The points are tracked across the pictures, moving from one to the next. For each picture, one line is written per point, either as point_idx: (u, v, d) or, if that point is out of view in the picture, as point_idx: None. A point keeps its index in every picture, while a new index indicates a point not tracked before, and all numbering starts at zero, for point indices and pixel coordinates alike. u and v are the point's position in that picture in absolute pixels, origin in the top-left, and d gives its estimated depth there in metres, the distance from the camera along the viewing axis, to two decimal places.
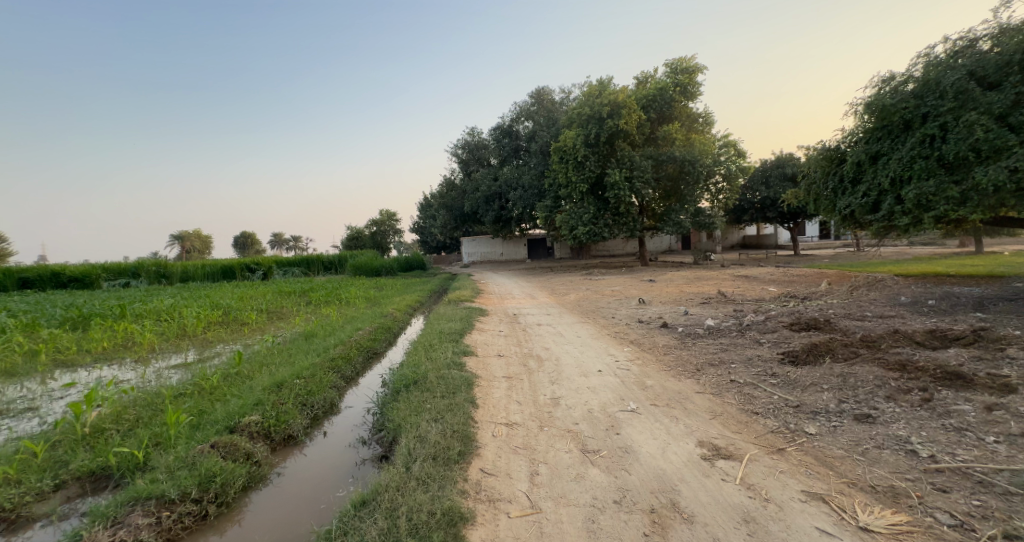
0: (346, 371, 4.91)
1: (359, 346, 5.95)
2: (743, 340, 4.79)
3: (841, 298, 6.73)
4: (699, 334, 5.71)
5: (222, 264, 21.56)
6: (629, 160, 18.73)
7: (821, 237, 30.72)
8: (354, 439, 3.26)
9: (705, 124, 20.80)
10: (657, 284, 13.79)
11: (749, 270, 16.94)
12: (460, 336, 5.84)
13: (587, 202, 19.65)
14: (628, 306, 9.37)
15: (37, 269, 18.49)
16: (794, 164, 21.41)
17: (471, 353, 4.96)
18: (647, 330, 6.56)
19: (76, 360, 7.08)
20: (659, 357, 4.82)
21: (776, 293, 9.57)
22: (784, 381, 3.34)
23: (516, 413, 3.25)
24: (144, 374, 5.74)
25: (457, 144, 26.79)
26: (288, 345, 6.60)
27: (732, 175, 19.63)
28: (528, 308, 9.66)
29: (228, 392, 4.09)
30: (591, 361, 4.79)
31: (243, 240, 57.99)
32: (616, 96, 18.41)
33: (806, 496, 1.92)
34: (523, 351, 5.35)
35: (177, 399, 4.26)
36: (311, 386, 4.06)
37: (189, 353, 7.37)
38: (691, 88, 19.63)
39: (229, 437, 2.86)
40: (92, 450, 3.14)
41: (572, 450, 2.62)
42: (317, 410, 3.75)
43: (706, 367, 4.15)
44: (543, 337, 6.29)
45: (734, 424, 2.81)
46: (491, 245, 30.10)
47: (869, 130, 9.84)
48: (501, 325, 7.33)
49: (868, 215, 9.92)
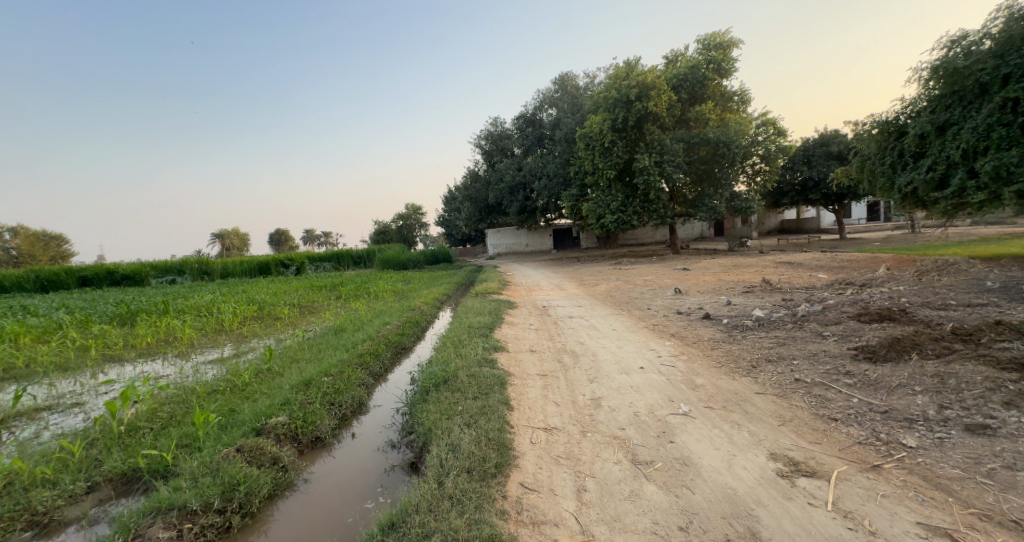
0: (375, 367, 4.78)
1: (387, 341, 5.84)
2: (801, 333, 4.35)
3: (909, 286, 6.04)
4: (748, 326, 5.24)
5: (258, 260, 22.31)
6: (659, 144, 17.92)
7: (869, 219, 28.82)
8: (385, 441, 3.11)
9: (740, 103, 19.63)
10: (692, 273, 13.15)
11: (791, 256, 15.96)
12: (490, 330, 5.62)
13: (614, 189, 18.98)
14: (663, 297, 8.90)
15: (94, 268, 19.71)
16: (840, 141, 19.90)
17: (503, 349, 4.74)
18: (688, 322, 6.12)
19: (122, 355, 7.34)
20: (705, 351, 4.44)
21: (827, 280, 8.85)
22: (862, 381, 2.94)
23: (555, 416, 2.99)
24: (183, 371, 5.83)
25: (480, 135, 26.51)
26: (318, 341, 6.59)
27: (771, 155, 18.44)
28: (557, 299, 9.34)
29: (257, 390, 4.02)
30: (630, 357, 4.45)
31: (278, 237, 60.30)
32: (645, 77, 17.59)
33: (926, 532, 1.57)
34: (556, 346, 5.08)
35: (211, 395, 4.25)
36: (339, 384, 3.93)
37: (226, 348, 7.52)
38: (726, 65, 18.53)
39: (255, 441, 2.72)
40: (124, 448, 3.09)
41: (621, 461, 2.33)
42: (345, 410, 3.61)
43: (763, 363, 3.74)
44: (576, 330, 5.98)
45: (811, 433, 2.44)
46: (517, 236, 29.82)
47: (936, 98, 8.93)
48: (531, 318, 7.08)
49: (933, 192, 9.04)
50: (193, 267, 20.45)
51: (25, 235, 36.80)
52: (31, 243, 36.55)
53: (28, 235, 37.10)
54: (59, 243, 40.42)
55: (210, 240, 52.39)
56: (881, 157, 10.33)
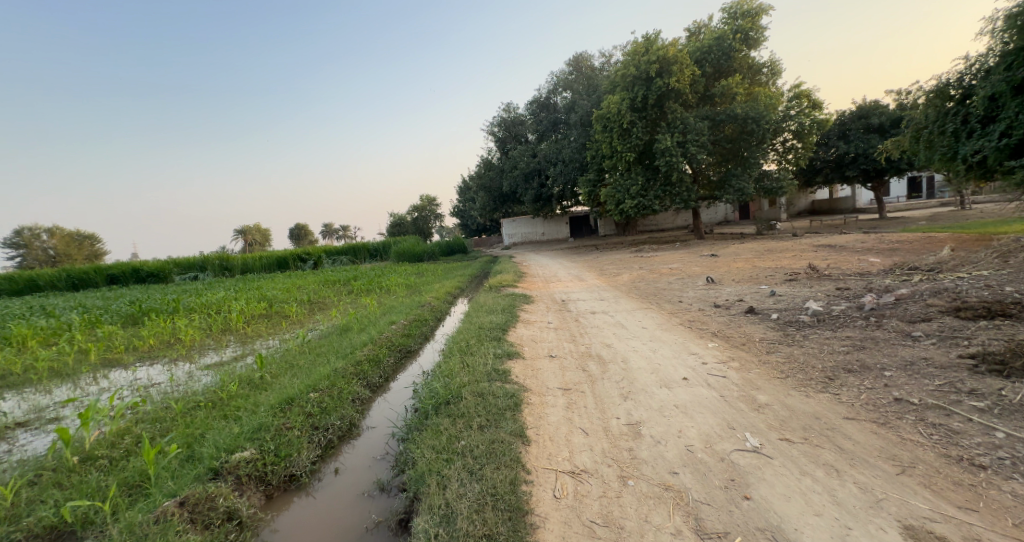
0: (373, 378, 4.22)
1: (389, 345, 5.27)
2: (882, 333, 3.56)
3: (997, 269, 5.11)
4: (807, 324, 4.45)
5: (275, 255, 22.26)
6: (681, 123, 16.81)
7: (909, 196, 27.15)
8: (374, 481, 2.51)
9: (770, 75, 18.21)
10: (721, 259, 12.23)
11: (829, 238, 14.80)
12: (503, 331, 4.99)
13: (634, 172, 17.99)
14: (694, 287, 8.09)
15: (119, 266, 19.94)
16: (882, 112, 18.30)
17: (518, 355, 4.11)
18: (730, 318, 5.34)
19: (123, 359, 6.98)
20: (759, 357, 3.70)
21: (883, 264, 7.89)
22: (1001, 407, 2.19)
23: (584, 452, 2.35)
24: (175, 378, 5.43)
25: (493, 122, 25.68)
26: (319, 343, 6.11)
27: (805, 130, 17.08)
28: (577, 292, 8.63)
29: (236, 409, 3.50)
30: (669, 364, 3.76)
31: (297, 231, 61.21)
32: (667, 51, 16.42)
33: None
34: (578, 350, 4.42)
35: (189, 412, 3.75)
36: (326, 402, 3.39)
37: (228, 351, 7.13)
38: (755, 34, 17.15)
39: (206, 489, 2.17)
40: (67, 489, 2.58)
41: (682, 534, 1.67)
42: (331, 435, 3.05)
43: (842, 374, 2.99)
44: (600, 329, 5.29)
45: (954, 488, 1.73)
46: (532, 225, 29.16)
47: (1014, 52, 7.72)
48: (550, 314, 6.41)
49: (1006, 161, 7.97)
50: (212, 263, 20.47)
51: (61, 235, 37.94)
52: (67, 243, 37.67)
53: (63, 235, 38.22)
54: (93, 243, 41.57)
55: (234, 237, 53.60)
56: (942, 124, 9.23)
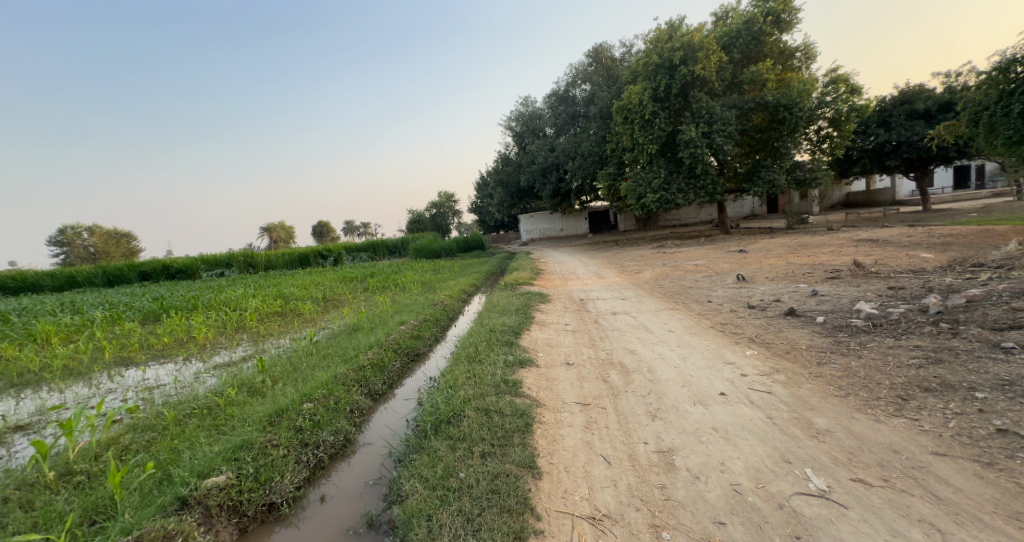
0: (375, 384, 3.94)
1: (396, 348, 4.99)
2: (961, 343, 3.03)
3: None
4: (861, 329, 3.92)
5: (297, 252, 22.50)
6: (707, 113, 16.01)
7: (955, 187, 25.50)
8: (361, 515, 2.17)
9: (804, 60, 17.14)
10: (750, 255, 11.52)
11: (871, 232, 13.80)
12: (515, 335, 4.65)
13: (656, 164, 17.27)
14: (724, 286, 7.52)
15: (149, 262, 20.43)
16: (927, 97, 17.01)
17: (530, 363, 3.73)
18: (767, 321, 4.82)
19: (136, 357, 6.90)
20: (809, 369, 3.20)
21: (938, 260, 7.15)
22: None
23: (605, 490, 1.96)
24: (182, 380, 5.27)
25: (511, 116, 25.20)
26: (327, 344, 5.88)
27: (842, 117, 15.94)
28: (596, 290, 8.17)
29: (226, 421, 3.25)
30: (702, 375, 3.32)
31: (320, 229, 62.35)
32: (692, 37, 15.62)
33: None
34: (598, 356, 4.02)
35: (183, 421, 3.52)
36: (319, 414, 3.09)
37: (239, 350, 6.99)
38: (787, 16, 16.14)
39: (168, 526, 1.88)
40: (33, 510, 2.34)
41: None
42: (322, 453, 2.76)
43: (920, 394, 2.49)
44: (622, 332, 4.85)
45: None
46: (550, 221, 28.67)
47: None
48: (567, 314, 6.02)
49: None
50: (238, 259, 20.79)
51: (100, 233, 39.53)
52: (105, 241, 39.36)
53: (102, 234, 39.84)
54: (129, 241, 43.22)
55: (261, 234, 55.17)
56: (1006, 105, 8.34)
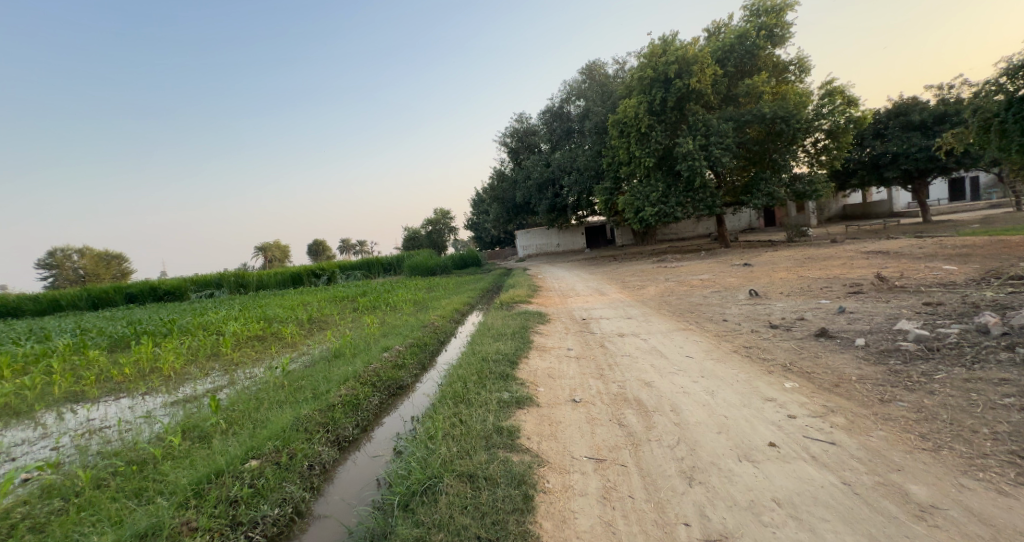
0: (345, 429, 3.29)
1: (376, 381, 4.34)
2: None
3: None
4: (917, 354, 3.33)
5: (290, 271, 21.82)
6: (703, 125, 15.74)
7: (951, 199, 25.48)
8: None
9: (798, 73, 17.03)
10: (758, 269, 10.98)
11: (877, 244, 13.39)
12: (512, 364, 4.02)
13: (654, 178, 16.90)
14: (737, 303, 6.92)
15: (135, 283, 19.64)
16: (922, 108, 16.86)
17: (529, 403, 3.10)
18: (797, 343, 4.22)
19: (92, 391, 6.19)
20: (872, 409, 2.60)
21: (965, 273, 6.64)
22: None
23: None
24: (132, 421, 4.58)
25: (505, 133, 25.00)
26: (302, 375, 5.21)
27: (840, 129, 15.71)
28: (599, 308, 7.56)
29: (148, 487, 2.58)
30: (741, 418, 2.70)
31: (316, 248, 61.59)
32: (686, 51, 15.48)
33: None
34: (609, 391, 3.39)
35: (103, 482, 2.84)
36: (264, 478, 2.45)
37: (207, 382, 6.28)
38: (780, 30, 16.07)
39: None
40: None
41: None
42: (259, 537, 2.11)
43: None
44: (634, 359, 4.23)
45: None
46: (547, 236, 28.29)
47: None
48: (569, 337, 5.41)
49: None
50: (228, 279, 20.08)
51: (90, 255, 38.65)
52: (96, 263, 38.57)
53: (92, 256, 39.05)
54: (121, 263, 42.45)
55: (255, 254, 54.37)
56: (1019, 111, 7.96)
